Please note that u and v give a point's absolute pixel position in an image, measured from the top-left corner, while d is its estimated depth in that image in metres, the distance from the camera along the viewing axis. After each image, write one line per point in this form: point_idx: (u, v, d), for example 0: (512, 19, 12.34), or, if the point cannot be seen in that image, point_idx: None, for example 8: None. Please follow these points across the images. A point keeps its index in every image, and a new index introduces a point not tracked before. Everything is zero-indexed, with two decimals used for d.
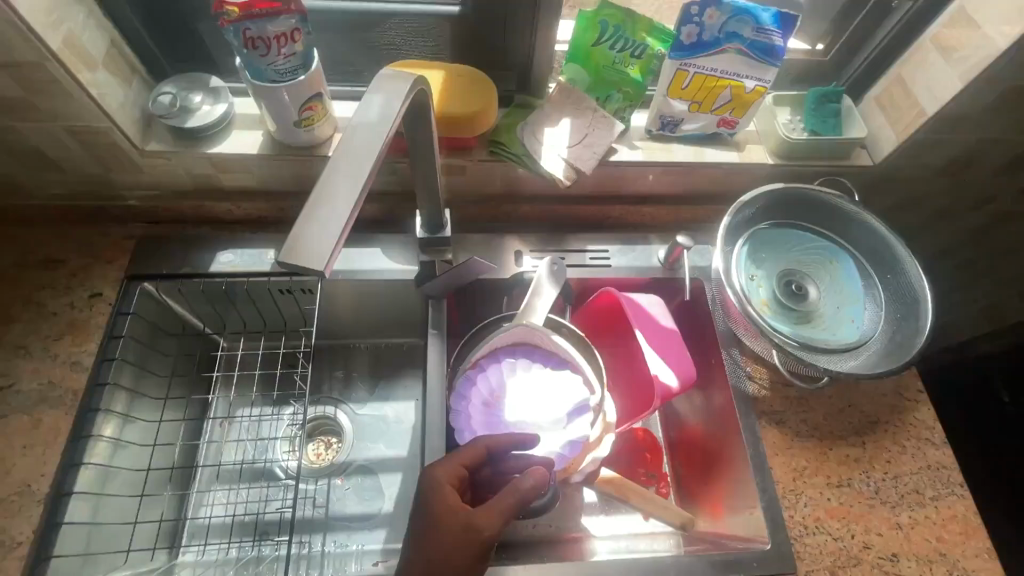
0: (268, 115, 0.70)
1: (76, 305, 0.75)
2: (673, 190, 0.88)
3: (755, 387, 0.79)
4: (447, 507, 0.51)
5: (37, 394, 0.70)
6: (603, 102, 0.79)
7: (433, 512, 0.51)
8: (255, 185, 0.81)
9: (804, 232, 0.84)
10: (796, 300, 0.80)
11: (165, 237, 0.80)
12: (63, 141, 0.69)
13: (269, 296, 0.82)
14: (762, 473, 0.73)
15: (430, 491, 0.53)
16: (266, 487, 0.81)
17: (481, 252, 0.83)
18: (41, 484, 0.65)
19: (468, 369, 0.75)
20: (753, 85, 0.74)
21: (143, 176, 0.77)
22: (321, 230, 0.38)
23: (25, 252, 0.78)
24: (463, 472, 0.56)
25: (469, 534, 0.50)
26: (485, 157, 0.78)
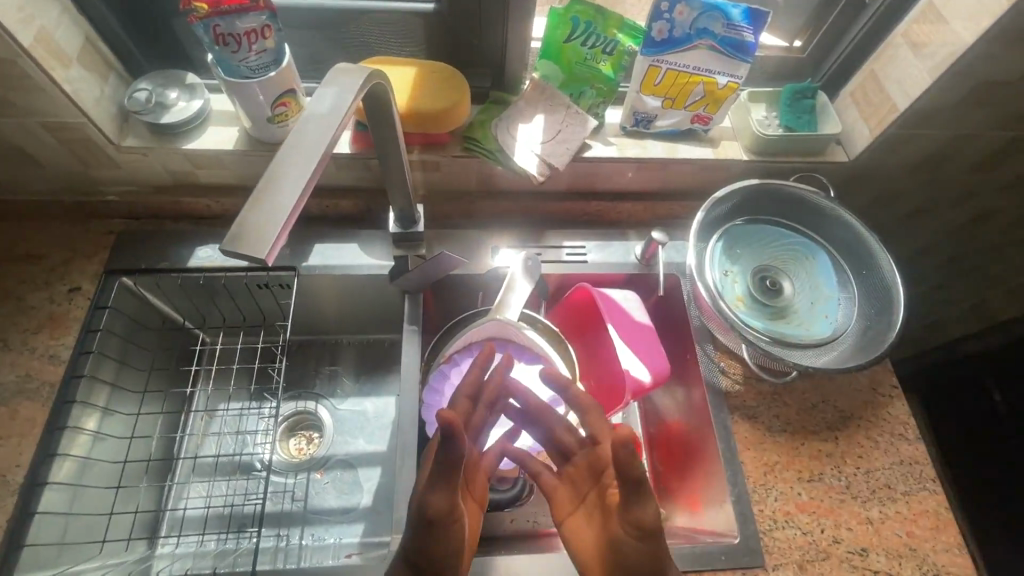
0: (242, 111, 0.71)
1: (55, 299, 0.76)
2: (650, 186, 0.89)
3: (728, 382, 0.79)
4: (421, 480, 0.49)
5: (14, 386, 0.71)
6: (576, 98, 0.80)
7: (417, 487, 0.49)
8: (232, 181, 0.82)
9: (779, 228, 0.85)
10: (770, 295, 0.80)
11: (144, 233, 0.81)
12: (40, 136, 0.70)
13: (247, 290, 0.83)
14: (733, 467, 0.73)
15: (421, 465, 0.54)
16: (244, 480, 0.81)
17: (458, 248, 0.84)
18: (17, 474, 0.66)
19: (441, 363, 0.76)
20: (725, 81, 0.75)
21: (122, 172, 0.78)
22: (267, 219, 0.39)
23: (6, 247, 0.79)
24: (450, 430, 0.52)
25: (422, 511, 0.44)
26: (459, 153, 0.78)
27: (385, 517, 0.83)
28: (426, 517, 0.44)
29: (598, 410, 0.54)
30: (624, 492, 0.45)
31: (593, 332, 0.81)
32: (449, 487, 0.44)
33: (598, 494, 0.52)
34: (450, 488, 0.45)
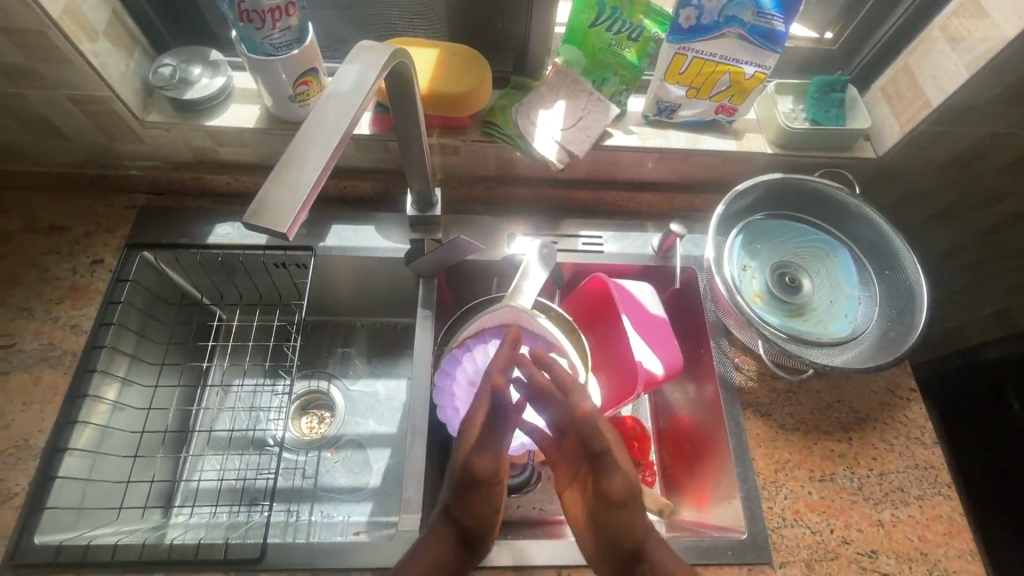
0: (264, 89, 0.71)
1: (78, 271, 0.78)
2: (671, 176, 0.87)
3: (741, 377, 0.78)
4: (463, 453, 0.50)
5: (38, 353, 0.72)
6: (599, 85, 0.79)
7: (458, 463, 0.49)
8: (252, 160, 0.82)
9: (800, 225, 0.83)
10: (789, 292, 0.78)
11: (165, 208, 0.83)
12: (66, 109, 0.71)
13: (265, 269, 0.84)
14: (743, 464, 0.72)
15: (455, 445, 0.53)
16: (257, 455, 0.83)
17: (475, 233, 0.84)
18: (39, 439, 0.68)
19: (454, 347, 0.76)
20: (752, 72, 0.73)
21: (144, 147, 0.79)
22: (289, 193, 0.39)
23: (32, 217, 0.81)
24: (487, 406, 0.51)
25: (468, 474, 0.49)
26: (477, 138, 0.78)
27: (394, 497, 0.84)
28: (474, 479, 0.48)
29: None
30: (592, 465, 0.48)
31: (607, 322, 0.80)
32: (494, 454, 0.50)
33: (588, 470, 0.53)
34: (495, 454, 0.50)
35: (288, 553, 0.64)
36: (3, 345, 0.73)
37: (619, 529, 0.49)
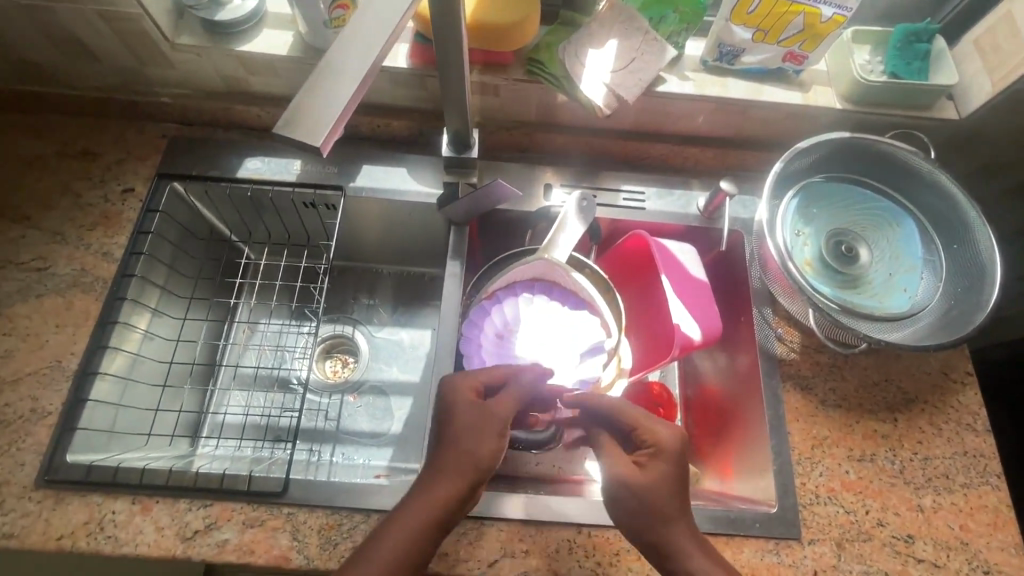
0: (298, 12, 0.67)
1: (110, 198, 0.77)
2: (724, 131, 0.81)
3: (783, 348, 0.74)
4: (456, 420, 0.56)
5: (71, 278, 0.73)
6: (656, 24, 0.71)
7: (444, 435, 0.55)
8: (283, 92, 0.79)
9: (862, 190, 0.77)
10: (844, 262, 0.73)
11: (194, 138, 0.80)
12: (97, 27, 0.69)
13: (294, 208, 0.82)
14: (778, 437, 0.69)
15: (448, 398, 0.57)
16: (282, 394, 0.84)
17: (510, 182, 0.80)
18: (71, 361, 0.68)
19: (483, 299, 0.74)
20: (831, 13, 0.66)
21: (175, 73, 0.76)
22: (320, 109, 0.36)
23: (64, 141, 0.80)
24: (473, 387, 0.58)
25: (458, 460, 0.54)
26: (521, 77, 0.72)
27: (413, 444, 0.84)
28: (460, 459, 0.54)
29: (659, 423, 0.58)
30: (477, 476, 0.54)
31: (643, 282, 0.77)
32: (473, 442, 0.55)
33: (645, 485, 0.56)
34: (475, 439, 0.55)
35: (310, 489, 0.64)
36: (38, 268, 0.73)
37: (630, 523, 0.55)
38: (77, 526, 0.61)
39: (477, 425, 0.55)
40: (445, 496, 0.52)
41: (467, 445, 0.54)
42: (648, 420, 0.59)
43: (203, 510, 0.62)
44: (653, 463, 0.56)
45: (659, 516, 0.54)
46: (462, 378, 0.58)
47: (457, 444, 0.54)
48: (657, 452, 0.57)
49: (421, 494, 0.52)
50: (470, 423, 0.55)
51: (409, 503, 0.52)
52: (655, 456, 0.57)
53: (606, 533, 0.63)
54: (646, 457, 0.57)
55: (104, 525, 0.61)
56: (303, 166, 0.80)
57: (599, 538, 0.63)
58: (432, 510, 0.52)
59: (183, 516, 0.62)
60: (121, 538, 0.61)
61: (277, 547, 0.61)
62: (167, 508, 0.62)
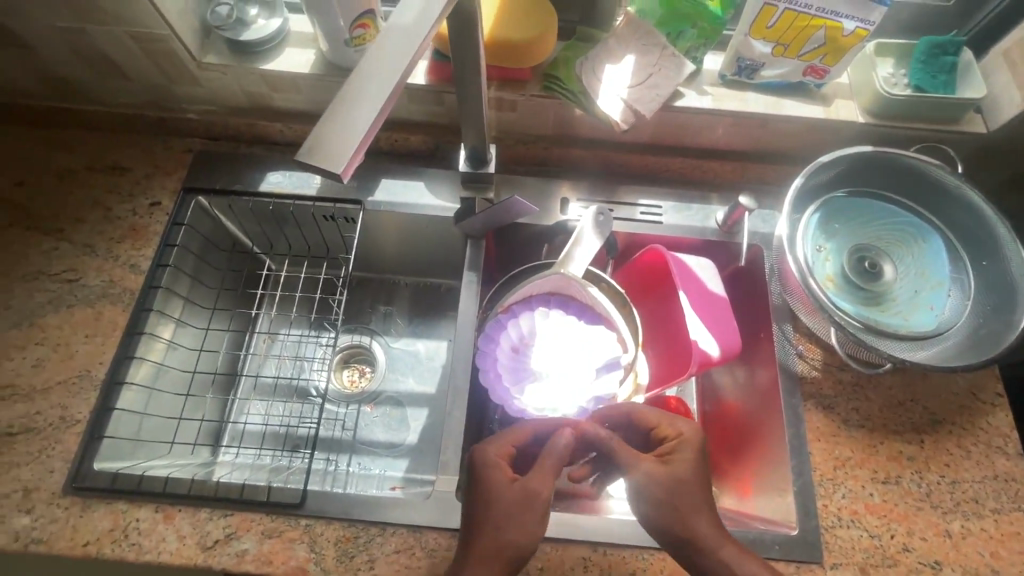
0: (320, 31, 0.68)
1: (138, 212, 0.80)
2: (743, 145, 0.80)
3: (805, 366, 0.72)
4: (496, 497, 0.54)
5: (100, 289, 0.75)
6: (674, 39, 0.71)
7: (480, 514, 0.53)
8: (305, 107, 0.80)
9: (886, 205, 0.76)
10: (867, 278, 0.72)
11: (219, 153, 0.82)
12: (128, 48, 0.71)
13: (314, 221, 0.83)
14: (799, 457, 0.68)
15: (484, 471, 0.55)
16: (300, 404, 0.85)
17: (527, 196, 0.80)
18: (99, 371, 0.70)
19: (499, 313, 0.74)
20: (853, 27, 0.65)
21: (201, 90, 0.78)
22: (342, 135, 0.36)
23: (95, 156, 0.82)
24: (507, 452, 0.58)
25: (500, 546, 0.51)
26: (538, 93, 0.73)
27: (429, 455, 0.84)
28: (501, 544, 0.51)
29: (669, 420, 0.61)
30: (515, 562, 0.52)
31: (660, 298, 0.76)
32: (515, 523, 0.52)
33: (674, 479, 0.55)
34: (517, 523, 0.52)
35: (327, 501, 0.65)
36: (69, 279, 0.75)
37: (660, 522, 0.54)
38: (102, 534, 0.62)
39: (518, 510, 0.53)
40: None
41: (508, 529, 0.52)
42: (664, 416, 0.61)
43: (223, 519, 0.63)
44: (678, 453, 0.57)
45: (692, 510, 0.54)
46: (492, 443, 0.58)
47: (500, 527, 0.52)
48: (680, 444, 0.58)
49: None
50: (507, 509, 0.53)
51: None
52: (677, 447, 0.58)
53: (622, 552, 0.63)
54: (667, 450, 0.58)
55: (129, 532, 0.63)
56: (323, 180, 0.81)
57: (615, 557, 0.63)
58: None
59: (204, 525, 0.63)
60: (144, 545, 0.62)
61: (294, 559, 0.62)
62: (189, 517, 0.63)
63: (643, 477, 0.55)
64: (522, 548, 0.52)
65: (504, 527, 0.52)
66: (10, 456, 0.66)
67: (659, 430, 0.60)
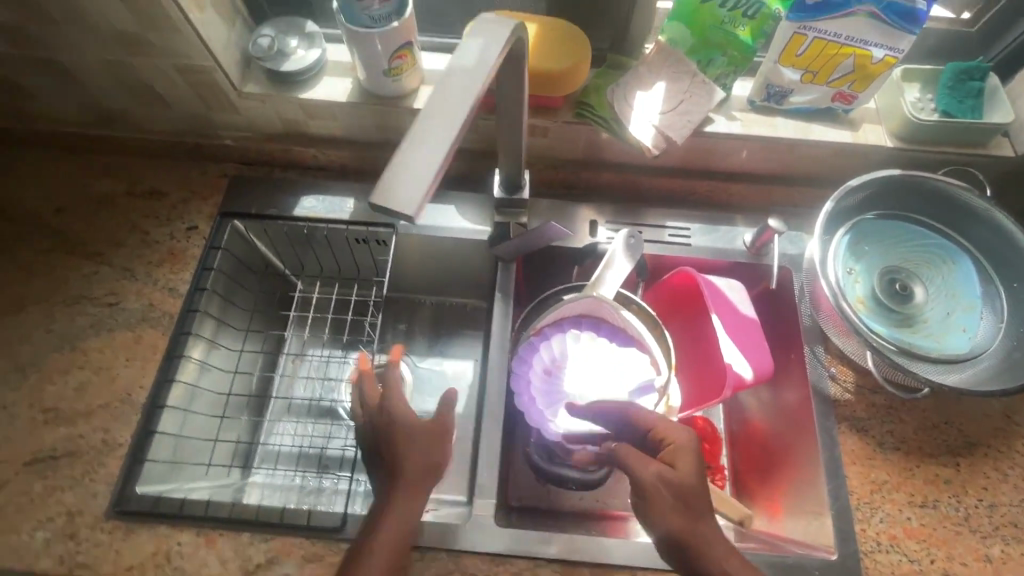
0: (360, 62, 0.70)
1: (175, 236, 0.81)
2: (770, 169, 0.81)
3: (837, 389, 0.73)
4: (406, 431, 0.59)
5: (140, 313, 0.76)
6: (703, 67, 0.72)
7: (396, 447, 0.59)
8: (339, 133, 0.82)
9: (914, 227, 0.76)
10: (898, 301, 0.72)
11: (254, 178, 0.84)
12: (171, 78, 0.73)
13: (347, 244, 0.85)
14: (835, 480, 0.68)
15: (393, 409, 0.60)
16: (331, 424, 0.85)
17: (557, 219, 0.81)
18: (140, 395, 0.72)
19: (531, 335, 0.75)
20: (882, 55, 0.66)
21: (239, 118, 0.80)
22: (412, 178, 0.37)
23: (133, 182, 0.84)
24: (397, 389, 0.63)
25: (423, 470, 0.58)
26: (570, 120, 0.74)
27: (459, 477, 0.84)
28: (422, 466, 0.58)
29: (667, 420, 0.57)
30: (431, 479, 0.59)
31: (691, 320, 0.77)
32: (430, 448, 0.59)
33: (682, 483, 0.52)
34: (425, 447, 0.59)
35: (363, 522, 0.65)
36: (109, 303, 0.77)
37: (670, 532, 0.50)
38: (145, 558, 0.63)
39: (426, 439, 0.59)
40: (417, 503, 0.57)
41: (421, 454, 0.58)
42: (660, 416, 0.58)
43: (264, 543, 0.64)
44: (679, 458, 0.54)
45: (700, 516, 0.51)
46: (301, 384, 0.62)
47: (417, 454, 0.58)
48: (682, 448, 0.54)
49: (392, 506, 0.56)
50: (419, 442, 0.59)
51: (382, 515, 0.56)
52: (677, 452, 0.54)
53: None
54: (666, 454, 0.55)
55: (171, 556, 0.63)
56: (356, 204, 0.82)
57: None
58: (406, 518, 0.56)
59: (245, 549, 0.64)
60: (187, 569, 0.63)
61: None
62: (230, 541, 0.64)
63: (652, 483, 0.52)
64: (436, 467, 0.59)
65: (421, 453, 0.59)
66: (54, 480, 0.67)
67: (658, 434, 0.56)
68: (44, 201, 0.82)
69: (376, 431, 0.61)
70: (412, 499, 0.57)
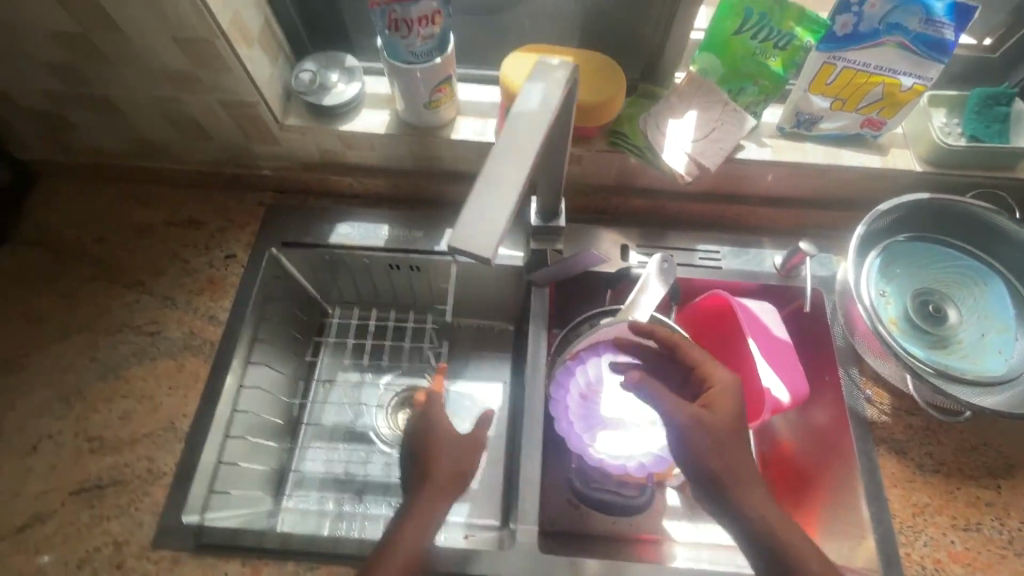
0: (400, 95, 0.72)
1: (214, 264, 0.83)
2: (799, 193, 0.82)
3: (874, 411, 0.73)
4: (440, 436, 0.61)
5: (181, 341, 0.77)
6: (735, 95, 0.74)
7: (426, 454, 0.60)
8: (375, 162, 0.84)
9: (945, 249, 0.77)
10: (932, 323, 0.73)
11: (290, 207, 0.86)
12: (217, 113, 0.75)
13: (383, 270, 0.86)
14: (877, 504, 0.68)
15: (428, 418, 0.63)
16: (364, 449, 0.86)
17: (589, 244, 0.82)
18: (184, 423, 0.72)
19: (566, 359, 0.75)
20: (911, 83, 0.68)
21: (278, 149, 0.82)
22: (487, 220, 0.39)
23: (173, 211, 0.86)
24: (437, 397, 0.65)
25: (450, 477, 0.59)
26: (604, 148, 0.76)
27: (490, 503, 0.81)
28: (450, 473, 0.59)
29: (711, 368, 0.60)
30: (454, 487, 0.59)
31: (726, 342, 0.77)
32: (458, 457, 0.61)
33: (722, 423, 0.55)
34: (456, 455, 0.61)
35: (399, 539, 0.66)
36: (150, 332, 0.78)
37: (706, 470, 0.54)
38: None
39: (456, 447, 0.62)
40: (438, 505, 0.57)
41: (449, 459, 0.60)
42: (709, 358, 0.61)
43: (310, 572, 0.64)
44: (718, 401, 0.57)
45: (737, 458, 0.54)
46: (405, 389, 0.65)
47: (445, 458, 0.60)
48: (721, 392, 0.57)
49: (417, 501, 0.57)
50: (449, 443, 0.62)
51: (407, 511, 0.57)
52: (717, 398, 0.57)
53: None
54: (707, 393, 0.58)
55: None
56: (391, 231, 0.84)
57: None
58: (430, 514, 0.57)
59: None
60: None
61: None
62: (277, 570, 0.64)
63: (694, 421, 0.54)
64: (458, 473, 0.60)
65: (450, 462, 0.60)
66: (101, 509, 0.68)
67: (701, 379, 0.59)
68: (87, 231, 0.84)
69: (411, 431, 0.64)
70: (438, 499, 0.58)
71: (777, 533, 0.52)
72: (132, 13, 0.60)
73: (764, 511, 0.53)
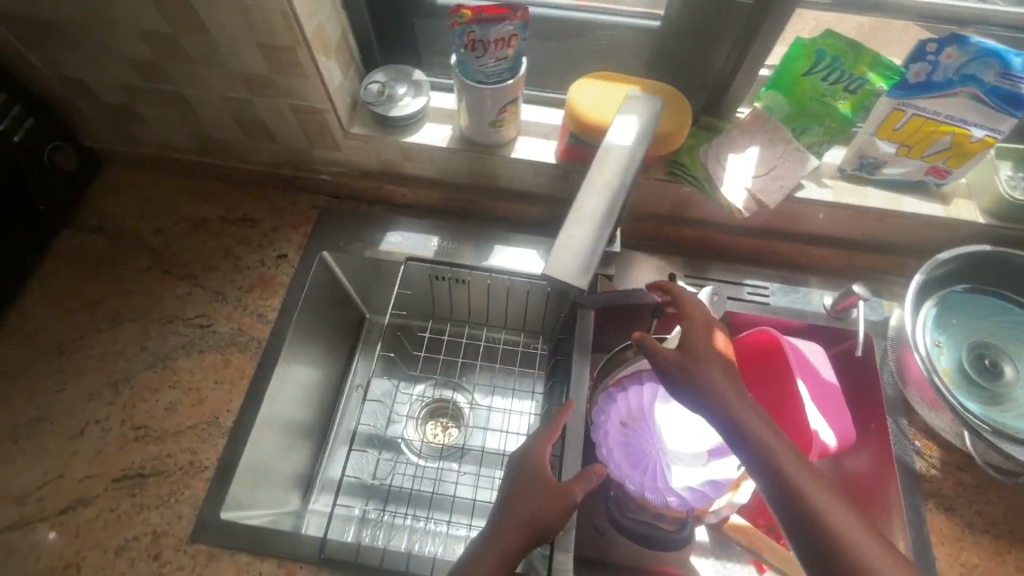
0: (466, 111, 0.73)
1: (265, 263, 0.84)
2: (855, 234, 0.81)
3: (923, 464, 0.71)
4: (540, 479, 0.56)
5: (229, 336, 0.78)
6: (799, 134, 0.74)
7: (516, 490, 0.56)
8: (432, 174, 0.85)
9: (1003, 303, 0.76)
10: (988, 377, 0.71)
11: (342, 212, 0.87)
12: (285, 117, 0.77)
13: (427, 280, 0.86)
14: (924, 561, 0.66)
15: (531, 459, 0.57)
16: (394, 458, 0.86)
17: (639, 271, 0.82)
18: (227, 418, 0.73)
19: (610, 386, 0.75)
20: (981, 135, 0.66)
21: (339, 155, 0.83)
22: (576, 256, 0.43)
23: (229, 207, 0.88)
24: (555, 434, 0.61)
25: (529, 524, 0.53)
26: (663, 177, 0.77)
27: None
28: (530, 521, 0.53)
29: (692, 308, 0.57)
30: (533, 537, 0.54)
31: (771, 380, 0.75)
32: (554, 510, 0.54)
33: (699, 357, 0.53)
34: (552, 505, 0.54)
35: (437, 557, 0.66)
36: (201, 325, 0.79)
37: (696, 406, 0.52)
38: None
39: (549, 492, 0.55)
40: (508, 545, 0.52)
41: (544, 510, 0.54)
42: (689, 298, 0.59)
43: None
44: (695, 337, 0.55)
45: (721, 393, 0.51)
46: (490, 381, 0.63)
47: (534, 503, 0.54)
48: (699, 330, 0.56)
49: (492, 533, 0.53)
50: (545, 490, 0.55)
51: (482, 543, 0.52)
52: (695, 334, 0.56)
53: None
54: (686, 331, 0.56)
55: None
56: (441, 243, 0.85)
57: None
58: (503, 554, 0.52)
59: None
60: None
61: None
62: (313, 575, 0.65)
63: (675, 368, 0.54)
64: (536, 524, 0.54)
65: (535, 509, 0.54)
66: (141, 498, 0.68)
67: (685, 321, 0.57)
68: (146, 221, 0.86)
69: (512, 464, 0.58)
70: (517, 535, 0.53)
71: (788, 465, 0.47)
72: (221, 19, 0.63)
73: (765, 436, 0.48)
